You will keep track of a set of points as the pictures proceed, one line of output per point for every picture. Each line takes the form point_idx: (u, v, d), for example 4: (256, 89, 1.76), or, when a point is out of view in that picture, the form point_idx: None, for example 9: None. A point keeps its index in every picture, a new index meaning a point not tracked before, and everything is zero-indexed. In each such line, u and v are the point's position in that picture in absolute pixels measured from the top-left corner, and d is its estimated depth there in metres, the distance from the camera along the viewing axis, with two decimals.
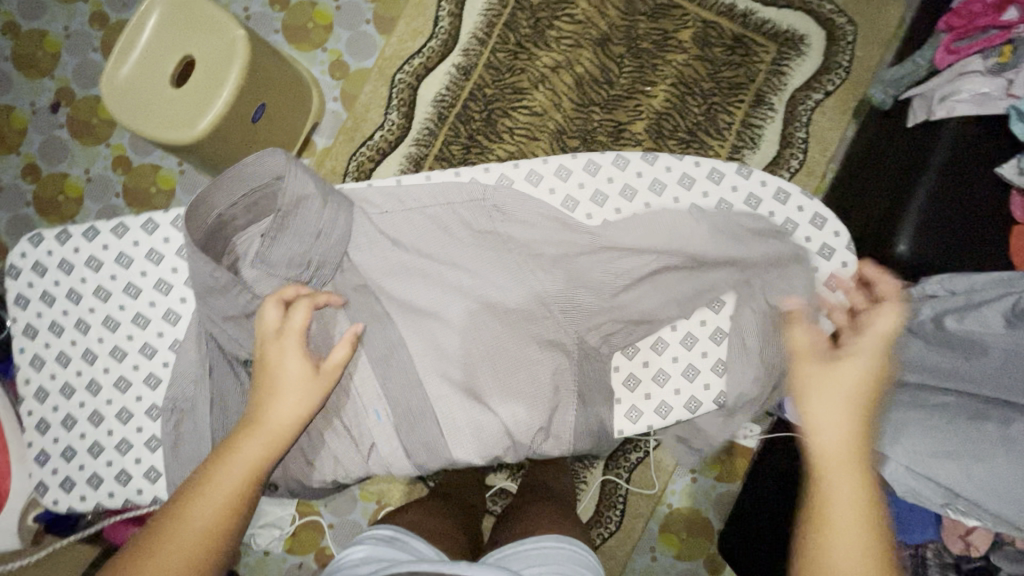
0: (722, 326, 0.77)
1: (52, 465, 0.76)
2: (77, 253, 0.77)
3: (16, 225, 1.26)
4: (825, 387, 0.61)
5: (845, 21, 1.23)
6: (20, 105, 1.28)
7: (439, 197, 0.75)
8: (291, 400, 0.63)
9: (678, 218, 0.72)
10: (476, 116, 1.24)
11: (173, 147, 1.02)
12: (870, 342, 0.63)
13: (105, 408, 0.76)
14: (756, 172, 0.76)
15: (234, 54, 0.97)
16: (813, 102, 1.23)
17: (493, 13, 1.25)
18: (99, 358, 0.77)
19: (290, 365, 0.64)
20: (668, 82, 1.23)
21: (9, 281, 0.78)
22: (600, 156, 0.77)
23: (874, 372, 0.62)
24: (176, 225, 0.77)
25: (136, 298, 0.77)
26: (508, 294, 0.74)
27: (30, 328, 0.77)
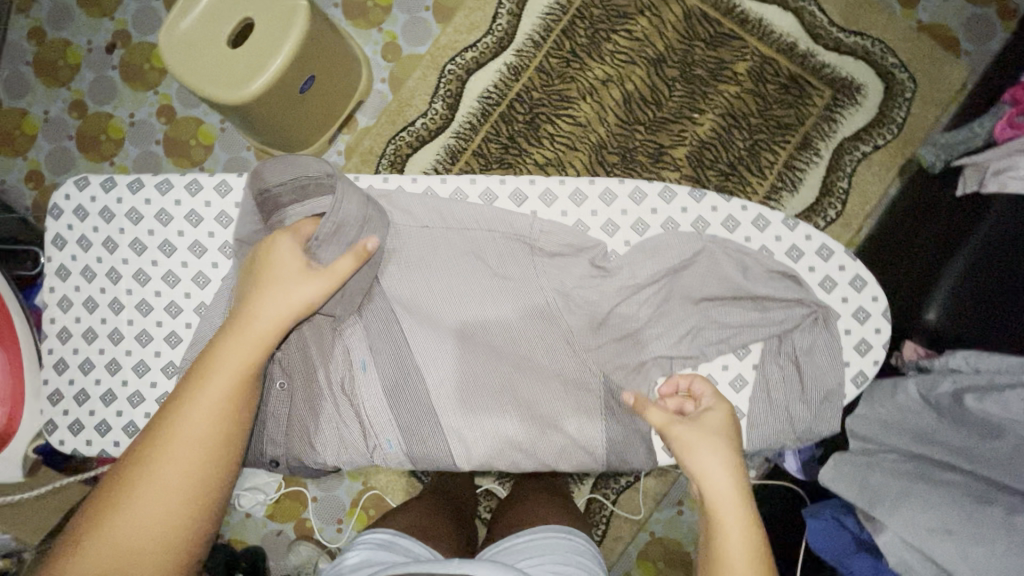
0: (744, 373, 0.74)
1: (65, 406, 0.78)
2: (120, 203, 0.78)
3: (56, 157, 1.29)
4: (702, 451, 0.62)
5: (906, 76, 1.20)
6: (77, 41, 1.30)
7: (480, 210, 0.74)
8: (276, 302, 0.66)
9: (715, 261, 0.72)
10: (518, 117, 1.24)
11: (221, 107, 1.03)
12: (713, 397, 0.67)
13: (124, 358, 0.77)
14: (802, 225, 0.75)
15: (294, 24, 0.98)
16: (860, 154, 1.21)
17: (552, 18, 1.25)
18: (125, 309, 0.78)
19: (286, 262, 0.67)
20: (716, 113, 1.22)
21: (50, 220, 0.79)
22: (647, 185, 0.77)
23: (724, 422, 0.65)
24: (219, 190, 0.78)
25: (169, 256, 0.78)
26: (526, 308, 0.73)
27: (63, 269, 0.79)
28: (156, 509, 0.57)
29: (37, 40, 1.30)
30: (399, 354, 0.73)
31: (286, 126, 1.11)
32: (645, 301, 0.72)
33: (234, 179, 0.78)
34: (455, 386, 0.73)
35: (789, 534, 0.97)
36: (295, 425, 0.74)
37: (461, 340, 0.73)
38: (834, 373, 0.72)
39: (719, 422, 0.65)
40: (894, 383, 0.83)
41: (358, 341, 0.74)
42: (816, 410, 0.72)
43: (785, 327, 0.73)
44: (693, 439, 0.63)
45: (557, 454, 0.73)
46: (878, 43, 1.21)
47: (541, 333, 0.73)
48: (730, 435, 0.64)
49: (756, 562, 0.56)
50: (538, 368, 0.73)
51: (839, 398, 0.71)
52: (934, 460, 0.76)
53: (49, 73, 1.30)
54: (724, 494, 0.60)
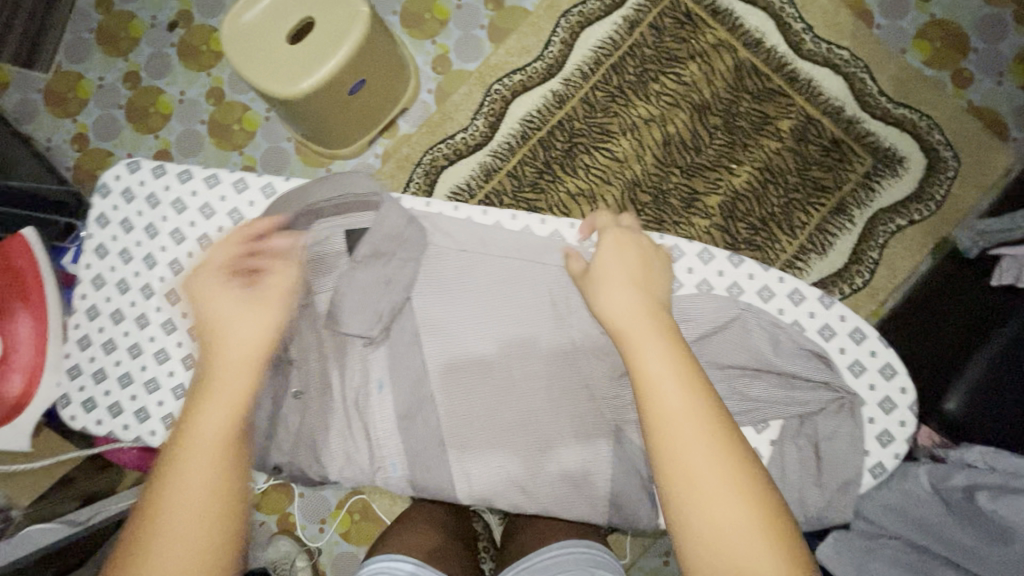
0: (760, 448, 0.72)
1: (82, 381, 0.79)
2: (167, 192, 0.80)
3: (103, 124, 1.32)
4: (606, 273, 0.66)
5: (950, 155, 1.19)
6: (142, 16, 1.34)
7: (516, 247, 0.75)
8: (246, 330, 0.59)
9: (747, 331, 0.72)
10: (557, 145, 1.25)
11: (270, 100, 1.05)
12: (607, 232, 0.70)
13: (147, 343, 0.78)
14: (837, 305, 0.74)
15: (352, 30, 1.00)
16: (895, 227, 1.20)
17: (603, 53, 1.26)
18: (154, 296, 0.79)
19: (227, 301, 0.61)
20: (754, 166, 1.22)
21: (98, 199, 0.81)
22: (686, 243, 0.76)
23: (634, 256, 0.68)
24: (265, 191, 0.79)
25: (207, 249, 0.79)
26: (547, 347, 0.73)
27: (102, 248, 0.80)
28: (180, 543, 0.49)
29: (104, 10, 1.35)
30: (416, 377, 0.73)
31: (328, 125, 1.13)
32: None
33: (281, 182, 0.80)
34: (468, 420, 0.72)
35: None
36: (302, 435, 0.74)
37: (479, 370, 0.73)
38: (850, 456, 0.71)
39: (623, 246, 0.69)
40: (905, 470, 0.81)
41: (378, 362, 0.74)
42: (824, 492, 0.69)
43: (809, 409, 0.72)
44: (599, 266, 0.67)
45: (560, 500, 0.71)
46: (926, 118, 1.20)
47: (561, 374, 0.72)
48: (633, 272, 0.66)
49: (672, 361, 0.57)
50: (552, 408, 0.72)
51: (855, 489, 0.70)
52: (936, 553, 0.74)
53: (111, 43, 1.34)
54: (621, 306, 0.62)
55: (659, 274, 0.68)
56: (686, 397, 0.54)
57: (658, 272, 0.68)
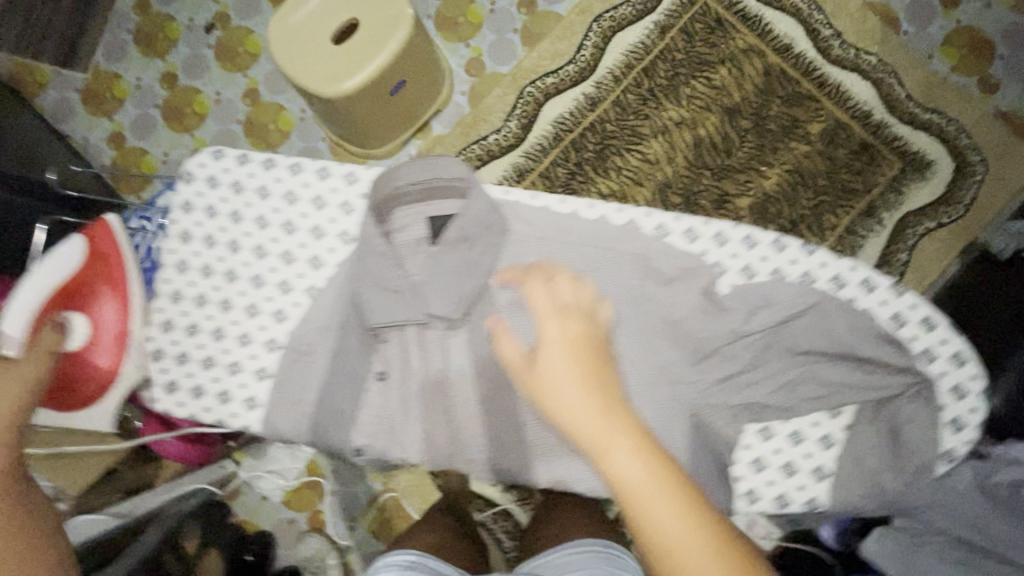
0: (833, 432, 0.77)
1: (166, 364, 0.80)
2: (251, 177, 0.81)
3: (140, 123, 1.34)
4: (553, 376, 0.53)
5: (977, 159, 1.21)
6: (179, 18, 1.36)
7: (595, 236, 0.76)
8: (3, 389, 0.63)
9: (826, 317, 0.72)
10: (589, 146, 1.26)
11: (314, 99, 1.07)
12: (543, 303, 0.57)
13: (230, 327, 0.79)
14: (909, 293, 0.74)
15: (397, 32, 1.03)
16: (923, 229, 1.21)
17: (635, 56, 1.28)
18: (239, 280, 0.80)
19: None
20: (785, 168, 1.24)
21: (182, 184, 0.82)
22: (760, 232, 0.75)
23: (579, 328, 0.56)
24: (347, 180, 0.80)
25: (290, 235, 0.80)
26: (627, 334, 0.75)
27: (186, 233, 0.81)
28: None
29: (142, 11, 1.37)
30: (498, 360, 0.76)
31: (366, 125, 1.15)
32: (750, 349, 0.74)
33: (363, 171, 0.80)
34: None
35: None
36: (385, 417, 0.78)
37: None
38: (921, 444, 0.73)
39: (566, 326, 0.55)
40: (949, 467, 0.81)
41: (457, 347, 0.78)
42: None
43: (888, 393, 0.74)
44: (543, 359, 0.54)
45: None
46: (954, 123, 1.22)
47: (638, 359, 0.75)
48: (585, 346, 0.55)
49: (658, 476, 0.48)
50: (624, 392, 0.74)
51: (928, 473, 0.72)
52: None
53: (148, 43, 1.36)
54: (583, 416, 0.51)
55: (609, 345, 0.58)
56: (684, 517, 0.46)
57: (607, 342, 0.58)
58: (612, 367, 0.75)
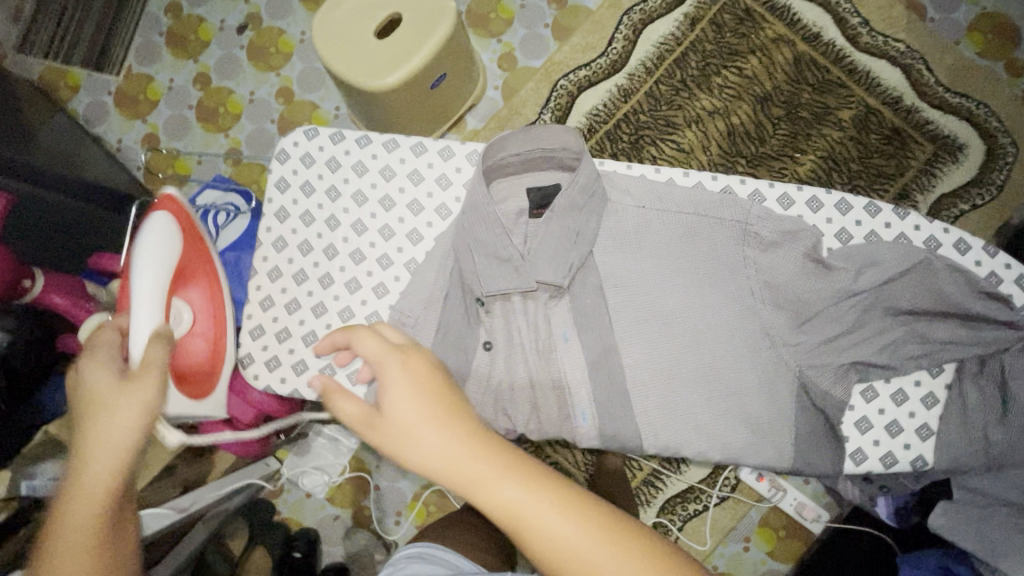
0: (935, 392, 0.74)
1: (265, 341, 0.79)
2: (347, 155, 0.82)
3: (174, 124, 1.34)
4: (409, 425, 0.52)
5: (1008, 141, 1.23)
6: (211, 20, 1.37)
7: (693, 201, 0.75)
8: (122, 411, 0.58)
9: (932, 273, 0.69)
10: (624, 136, 1.28)
11: (357, 93, 1.08)
12: (374, 354, 0.56)
13: (331, 301, 0.79)
14: (1002, 253, 0.74)
15: (439, 25, 1.03)
16: (957, 212, 1.23)
17: (666, 48, 1.30)
18: (339, 256, 0.80)
19: (97, 379, 0.60)
20: (818, 155, 1.25)
21: (276, 163, 0.83)
22: (854, 197, 0.76)
23: (429, 370, 0.57)
24: (443, 155, 0.82)
25: (388, 210, 0.81)
26: (725, 300, 0.73)
27: (282, 211, 0.82)
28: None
29: (173, 14, 1.38)
30: (604, 327, 0.75)
31: (404, 119, 1.16)
32: (852, 311, 0.71)
33: (458, 146, 0.82)
34: (659, 369, 0.73)
35: None
36: (490, 391, 0.75)
37: (668, 322, 0.74)
38: None
39: (407, 370, 0.55)
40: None
41: (561, 318, 0.76)
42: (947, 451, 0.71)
43: (995, 348, 0.70)
44: (392, 412, 0.53)
45: (747, 444, 0.71)
46: (983, 107, 1.24)
47: (743, 324, 0.72)
48: (434, 387, 0.55)
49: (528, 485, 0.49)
50: (727, 361, 0.72)
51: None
52: None
53: (180, 46, 1.37)
54: (441, 452, 0.51)
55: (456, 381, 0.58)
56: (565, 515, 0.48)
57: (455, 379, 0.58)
58: (718, 333, 0.73)
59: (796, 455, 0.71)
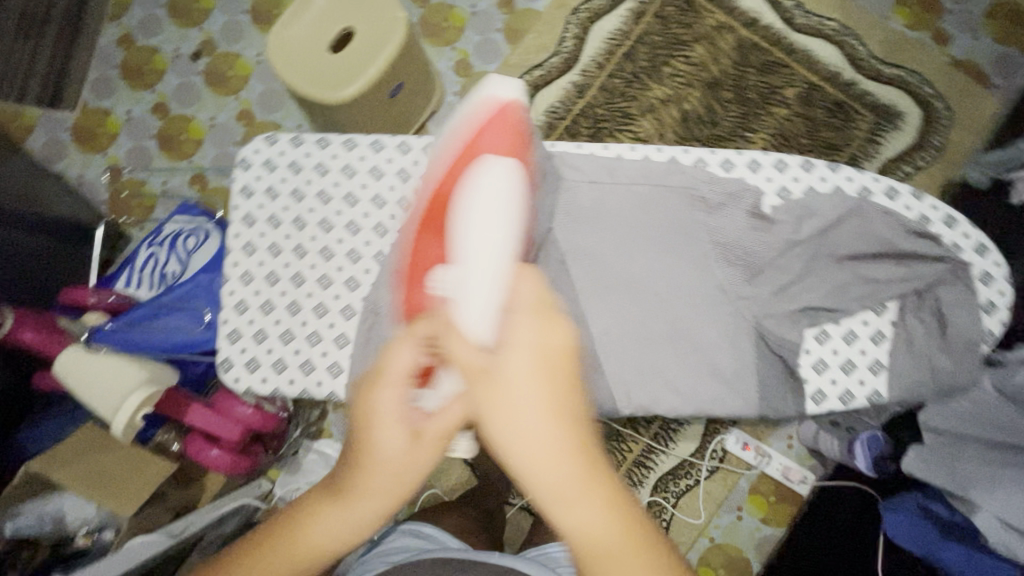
0: (882, 329, 0.77)
1: (243, 344, 0.80)
2: (308, 157, 0.82)
3: (136, 155, 1.34)
4: (501, 401, 0.49)
5: (942, 105, 1.30)
6: (165, 49, 1.38)
7: (637, 172, 0.78)
8: (391, 447, 0.52)
9: (866, 221, 0.74)
10: (583, 130, 1.32)
11: (316, 108, 1.10)
12: (533, 327, 0.51)
13: (304, 300, 0.80)
14: (928, 197, 0.78)
15: (392, 35, 1.06)
16: (903, 174, 1.29)
17: (615, 43, 1.34)
18: (308, 255, 0.81)
19: (389, 422, 0.51)
20: (768, 133, 1.31)
21: (239, 171, 0.83)
22: (789, 156, 0.79)
23: (559, 350, 0.51)
24: (401, 149, 0.81)
25: (353, 206, 0.81)
26: (683, 265, 0.76)
27: (248, 216, 0.82)
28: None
29: (127, 47, 1.38)
30: (571, 300, 0.77)
31: (366, 130, 1.17)
32: (799, 258, 0.75)
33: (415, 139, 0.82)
34: (624, 333, 0.77)
35: (863, 532, 1.00)
36: None
37: (627, 290, 0.77)
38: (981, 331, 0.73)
39: (520, 344, 0.51)
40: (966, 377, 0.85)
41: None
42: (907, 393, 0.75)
43: (928, 281, 0.75)
44: (498, 377, 0.50)
45: (714, 397, 0.75)
46: (916, 75, 1.31)
47: (700, 280, 0.76)
48: (565, 379, 0.50)
49: (599, 506, 0.48)
50: (692, 321, 0.76)
51: (982, 348, 0.72)
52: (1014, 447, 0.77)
53: (136, 77, 1.37)
54: (537, 451, 0.48)
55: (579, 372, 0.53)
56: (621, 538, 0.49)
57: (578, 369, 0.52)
58: (677, 293, 0.76)
59: (761, 405, 0.75)
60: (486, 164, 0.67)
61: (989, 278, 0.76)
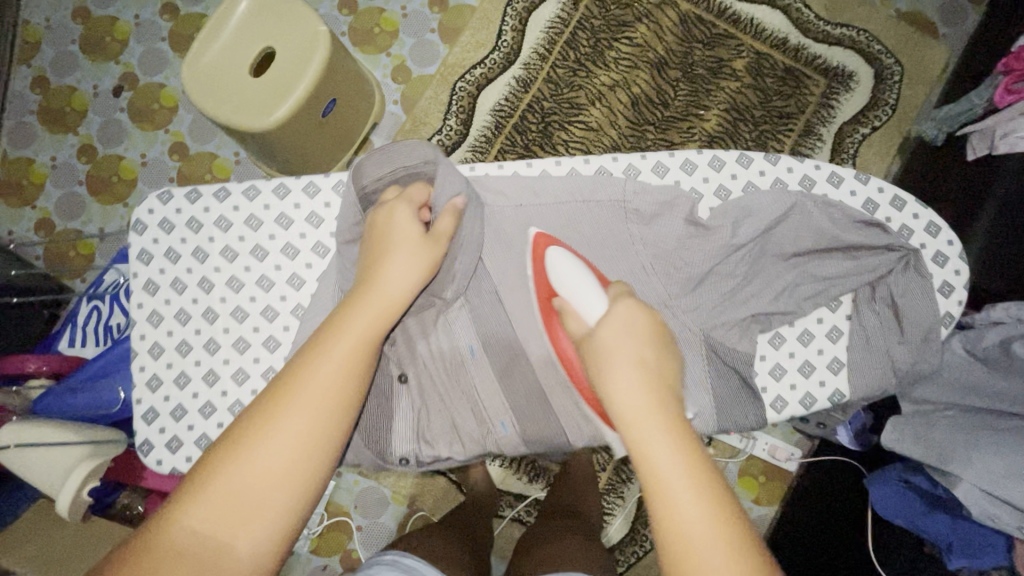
0: (838, 325, 0.75)
1: (160, 423, 0.75)
2: (206, 212, 0.78)
3: (67, 204, 1.27)
4: (610, 351, 0.54)
5: (892, 61, 1.27)
6: (83, 87, 1.30)
7: (572, 191, 0.74)
8: (400, 263, 0.61)
9: (807, 215, 0.72)
10: (532, 126, 1.27)
11: (242, 135, 1.04)
12: (641, 307, 0.57)
13: (222, 367, 0.75)
14: (873, 179, 0.77)
15: (314, 53, 1.00)
16: (860, 136, 1.27)
17: (556, 31, 1.29)
18: (220, 318, 0.76)
19: (402, 225, 0.63)
20: (721, 109, 1.27)
21: (133, 235, 0.78)
22: (724, 153, 0.77)
23: (653, 327, 0.56)
24: (308, 192, 0.78)
25: (262, 260, 0.77)
26: (626, 277, 0.73)
27: (150, 284, 0.77)
28: (271, 477, 0.48)
29: (42, 89, 1.30)
30: (506, 335, 0.73)
31: (304, 152, 1.12)
32: (746, 253, 0.72)
33: (321, 180, 0.78)
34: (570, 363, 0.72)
35: (852, 505, 0.98)
36: (414, 425, 0.72)
37: None
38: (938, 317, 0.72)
39: (632, 315, 0.56)
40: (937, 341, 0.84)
41: (465, 328, 0.74)
42: (877, 372, 0.73)
43: (881, 272, 0.72)
44: (602, 335, 0.55)
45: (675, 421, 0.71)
46: (863, 33, 1.28)
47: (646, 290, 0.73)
48: (648, 340, 0.55)
49: (693, 478, 0.47)
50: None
51: (938, 337, 0.71)
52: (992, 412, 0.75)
53: (56, 121, 1.29)
54: (631, 396, 0.51)
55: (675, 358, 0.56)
56: (722, 535, 0.46)
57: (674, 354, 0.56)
58: None
59: (719, 423, 0.71)
60: (552, 251, 0.66)
61: (943, 258, 0.75)
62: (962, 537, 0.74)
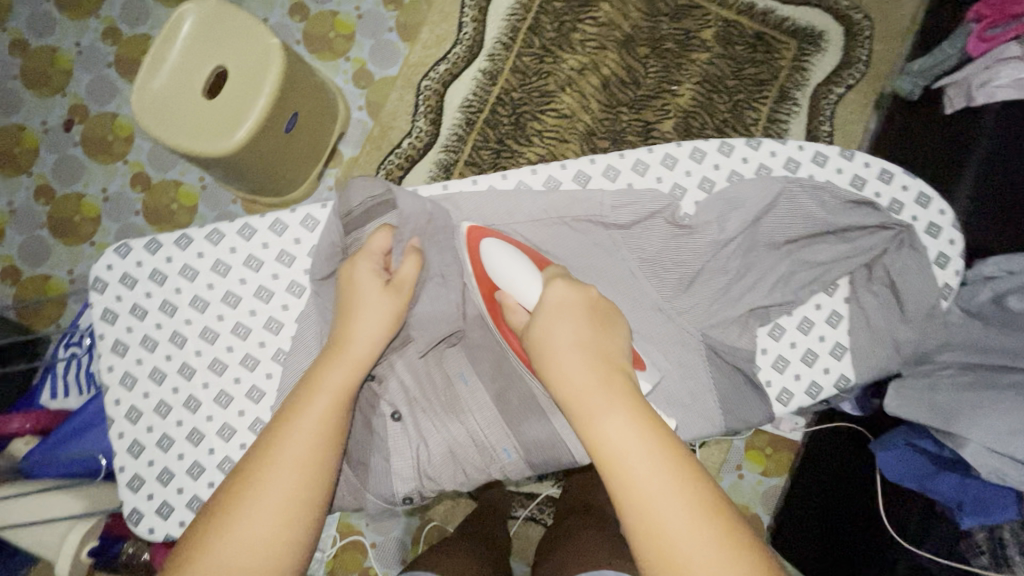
0: (837, 309, 0.74)
1: (148, 489, 0.73)
2: (170, 262, 0.75)
3: (31, 248, 1.22)
4: (549, 338, 0.56)
5: (862, 16, 1.25)
6: (31, 124, 1.24)
7: (550, 207, 0.72)
8: (370, 317, 0.63)
9: (796, 202, 0.71)
10: (503, 119, 1.23)
11: (203, 163, 0.99)
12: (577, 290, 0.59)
13: (205, 424, 0.73)
14: (860, 154, 0.75)
15: (268, 70, 0.96)
16: (836, 96, 1.25)
17: (517, 18, 1.25)
18: (197, 372, 0.74)
19: (366, 279, 0.65)
20: (693, 82, 1.25)
21: (94, 295, 0.75)
22: (705, 143, 0.75)
23: (590, 307, 0.58)
24: (275, 230, 0.75)
25: (235, 307, 0.74)
26: (615, 279, 0.72)
27: (119, 344, 0.74)
28: (267, 531, 0.52)
29: None
30: (498, 359, 0.72)
31: (272, 172, 1.08)
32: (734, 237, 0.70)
33: (287, 216, 0.75)
34: None
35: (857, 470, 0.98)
36: (416, 461, 0.71)
37: None
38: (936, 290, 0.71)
39: (564, 299, 0.58)
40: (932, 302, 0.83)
41: (454, 357, 0.73)
42: (874, 342, 0.72)
43: (877, 252, 0.72)
44: (538, 324, 0.57)
45: (681, 423, 0.70)
46: None
47: (636, 288, 0.71)
48: (587, 319, 0.57)
49: (642, 439, 0.50)
50: (639, 341, 0.70)
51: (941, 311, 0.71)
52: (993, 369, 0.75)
53: (8, 163, 1.23)
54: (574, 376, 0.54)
55: (615, 333, 0.58)
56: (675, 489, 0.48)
57: (614, 330, 0.58)
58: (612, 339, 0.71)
59: (722, 414, 0.71)
60: (486, 243, 0.65)
61: (937, 228, 0.74)
62: (972, 497, 0.71)
